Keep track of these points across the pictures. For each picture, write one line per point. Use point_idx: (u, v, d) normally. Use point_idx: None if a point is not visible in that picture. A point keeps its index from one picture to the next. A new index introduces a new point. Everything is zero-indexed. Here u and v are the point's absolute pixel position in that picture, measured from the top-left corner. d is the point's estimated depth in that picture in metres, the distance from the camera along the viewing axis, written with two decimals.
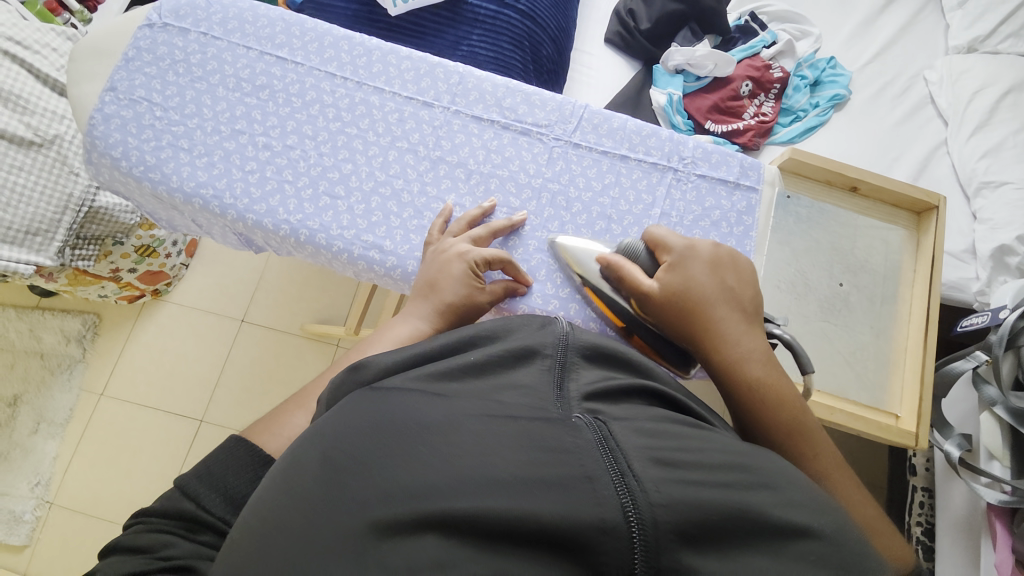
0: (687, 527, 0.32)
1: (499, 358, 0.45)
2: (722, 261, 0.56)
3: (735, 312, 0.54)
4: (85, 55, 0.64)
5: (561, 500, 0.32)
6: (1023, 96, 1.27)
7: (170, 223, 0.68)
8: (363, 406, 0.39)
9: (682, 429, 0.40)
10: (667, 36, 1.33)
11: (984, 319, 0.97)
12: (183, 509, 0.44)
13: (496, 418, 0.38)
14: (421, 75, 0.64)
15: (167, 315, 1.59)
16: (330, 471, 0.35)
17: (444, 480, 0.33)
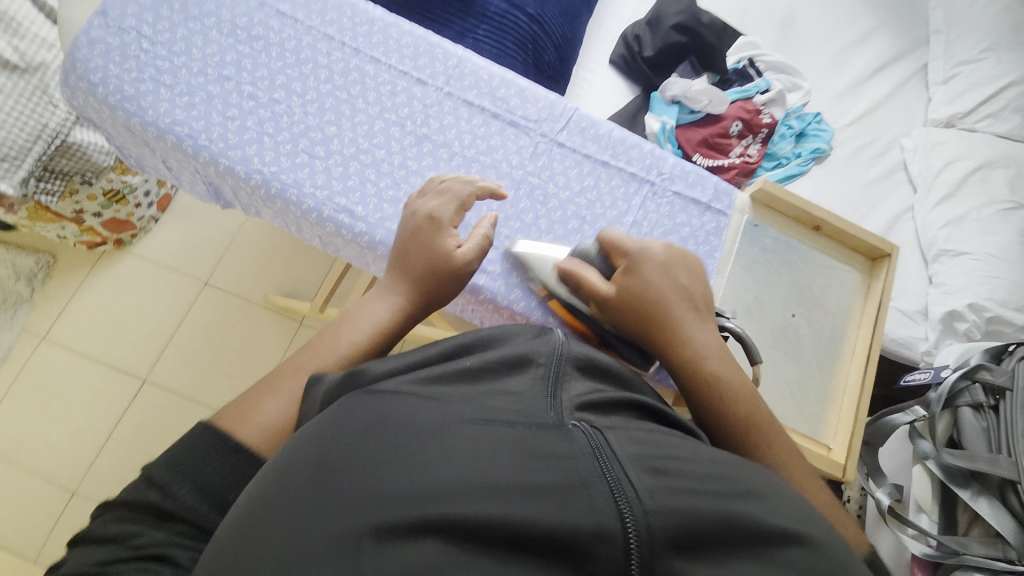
0: (680, 535, 0.33)
1: (495, 367, 0.46)
2: (674, 260, 0.57)
3: (688, 312, 0.55)
4: None
5: (557, 506, 0.33)
6: (991, 174, 1.36)
7: (141, 160, 0.66)
8: (358, 413, 0.39)
9: (669, 440, 0.42)
10: (667, 66, 1.37)
11: (927, 375, 1.02)
12: (150, 499, 0.44)
13: (491, 425, 0.39)
14: (419, 53, 0.65)
15: (127, 267, 1.53)
16: (326, 473, 0.35)
17: (442, 482, 0.33)
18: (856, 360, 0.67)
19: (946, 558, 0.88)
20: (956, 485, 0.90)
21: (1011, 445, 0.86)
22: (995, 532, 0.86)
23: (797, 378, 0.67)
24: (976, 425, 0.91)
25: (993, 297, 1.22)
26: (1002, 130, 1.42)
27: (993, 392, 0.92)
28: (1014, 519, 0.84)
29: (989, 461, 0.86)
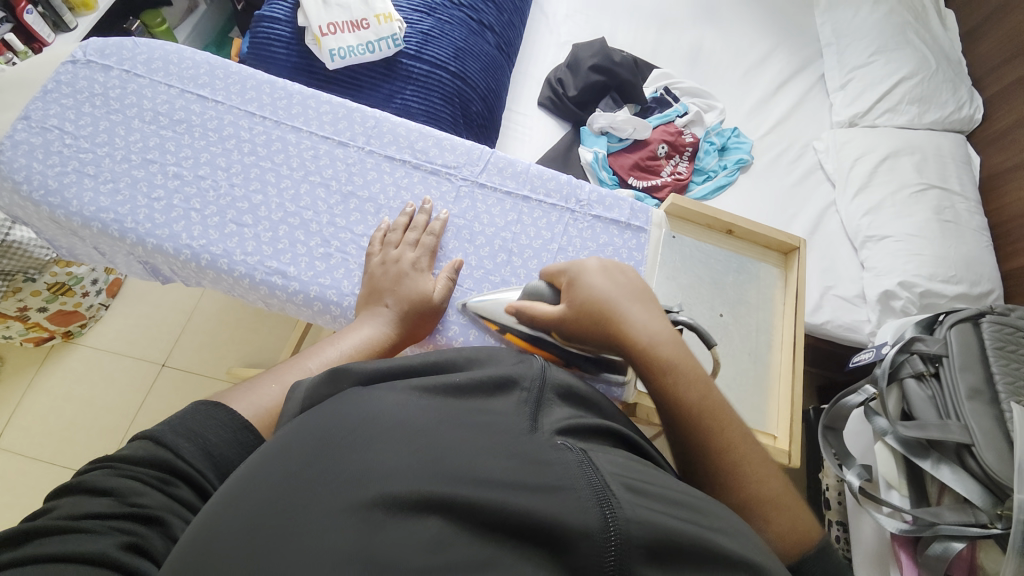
0: (658, 548, 0.33)
1: (474, 386, 0.44)
2: (610, 268, 0.60)
3: (631, 306, 0.56)
4: (11, 88, 0.68)
5: (547, 499, 0.34)
6: (898, 162, 1.46)
7: (73, 250, 0.67)
8: (347, 407, 0.40)
9: (648, 469, 0.41)
10: (591, 102, 1.48)
11: (871, 354, 1.06)
12: (160, 457, 0.44)
13: (476, 427, 0.40)
14: (338, 118, 0.70)
15: (78, 359, 1.49)
16: (320, 456, 0.36)
17: (435, 471, 0.34)
18: (785, 346, 0.71)
19: (922, 531, 0.87)
20: (916, 457, 0.91)
21: (958, 409, 0.90)
22: (963, 497, 0.87)
23: (733, 372, 0.70)
24: (922, 395, 0.95)
25: (920, 272, 1.29)
26: (900, 121, 1.54)
27: (931, 361, 0.96)
28: (976, 480, 0.86)
29: (941, 427, 0.88)
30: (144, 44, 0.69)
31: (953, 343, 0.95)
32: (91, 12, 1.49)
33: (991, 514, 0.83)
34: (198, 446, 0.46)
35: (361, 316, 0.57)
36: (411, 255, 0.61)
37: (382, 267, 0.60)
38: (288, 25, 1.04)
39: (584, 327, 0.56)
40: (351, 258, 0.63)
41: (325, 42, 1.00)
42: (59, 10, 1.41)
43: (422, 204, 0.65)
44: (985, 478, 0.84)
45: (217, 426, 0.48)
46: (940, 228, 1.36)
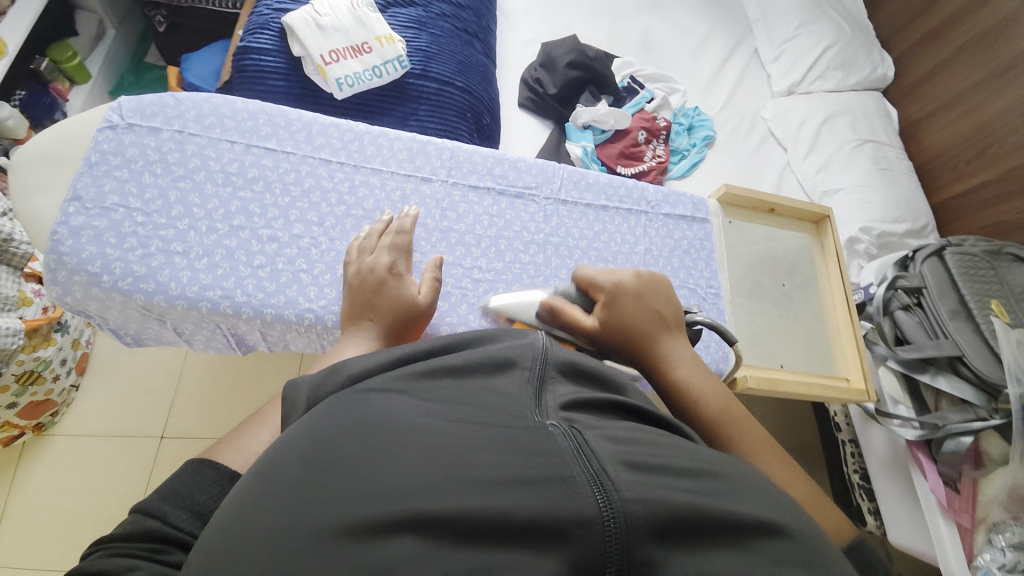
0: (658, 524, 0.33)
1: (479, 367, 0.45)
2: (645, 288, 0.64)
3: (661, 334, 0.62)
4: (34, 163, 0.63)
5: (538, 494, 0.33)
6: (835, 123, 1.67)
7: (140, 334, 0.65)
8: (348, 412, 0.39)
9: (654, 438, 0.40)
10: (571, 98, 1.52)
11: (860, 295, 1.25)
12: (149, 527, 0.40)
13: (472, 426, 0.38)
14: (414, 154, 0.72)
15: (58, 452, 1.30)
16: (308, 475, 0.34)
17: (422, 485, 0.33)
18: (839, 302, 0.86)
19: (934, 432, 1.03)
20: (918, 372, 1.08)
21: (944, 328, 1.07)
22: (961, 399, 1.04)
23: (804, 333, 0.84)
24: (913, 322, 1.11)
25: (874, 218, 1.50)
26: (829, 86, 1.74)
27: (913, 293, 1.14)
28: (970, 383, 1.03)
29: (936, 346, 1.05)
30: (186, 98, 0.66)
31: (928, 276, 1.13)
32: (2, 57, 1.24)
33: (988, 408, 1.00)
34: (190, 510, 0.43)
35: (348, 335, 0.55)
36: (386, 258, 0.60)
37: (359, 276, 0.59)
38: (280, 55, 0.98)
39: (609, 335, 0.62)
40: (468, 293, 0.68)
41: (330, 70, 0.95)
42: None
43: (412, 209, 0.67)
44: (977, 381, 1.01)
45: (208, 485, 0.45)
46: (880, 177, 1.58)
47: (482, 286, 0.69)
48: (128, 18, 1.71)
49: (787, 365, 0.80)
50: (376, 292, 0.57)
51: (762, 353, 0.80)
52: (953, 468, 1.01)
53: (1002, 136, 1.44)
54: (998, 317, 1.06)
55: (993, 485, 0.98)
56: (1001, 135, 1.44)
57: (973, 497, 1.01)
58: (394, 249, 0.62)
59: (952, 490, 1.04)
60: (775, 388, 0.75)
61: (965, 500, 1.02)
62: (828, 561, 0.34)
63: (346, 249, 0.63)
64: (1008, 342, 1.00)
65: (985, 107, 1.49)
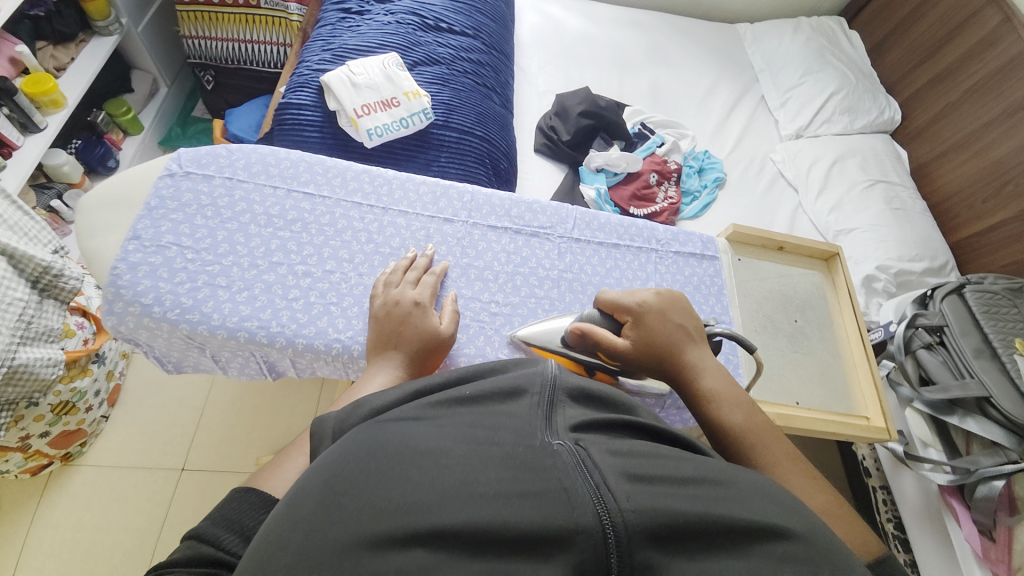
0: (658, 530, 0.35)
1: (490, 394, 0.48)
2: (667, 305, 0.68)
3: (680, 347, 0.65)
4: (100, 206, 0.70)
5: (539, 506, 0.34)
6: (844, 164, 1.71)
7: (181, 361, 0.70)
8: (363, 435, 0.41)
9: (657, 452, 0.42)
10: (584, 144, 1.60)
11: (881, 333, 1.24)
12: (203, 552, 0.42)
13: (480, 445, 0.40)
14: (438, 197, 0.78)
15: (83, 483, 1.33)
16: (327, 497, 0.36)
17: (431, 498, 0.35)
18: (853, 338, 0.87)
19: (965, 478, 0.99)
20: (945, 415, 1.04)
21: (969, 367, 1.04)
22: (992, 442, 1.00)
23: (819, 369, 0.84)
24: (937, 360, 1.09)
25: (890, 256, 1.50)
26: (837, 129, 1.79)
27: (934, 331, 1.12)
28: (999, 426, 0.99)
29: (961, 387, 1.02)
30: (235, 149, 0.74)
31: (949, 313, 1.12)
32: (62, 109, 1.37)
33: (1020, 451, 0.96)
34: (241, 535, 0.45)
35: (374, 365, 0.58)
36: (411, 292, 0.65)
37: (385, 310, 0.63)
38: (317, 109, 1.07)
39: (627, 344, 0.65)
40: (486, 325, 0.71)
41: (361, 122, 1.04)
42: (30, 111, 1.29)
43: (429, 249, 0.72)
44: (1007, 423, 0.98)
45: (250, 510, 0.47)
46: (894, 216, 1.59)
47: (498, 319, 0.72)
48: (179, 77, 1.88)
49: (803, 402, 0.80)
50: (405, 323, 0.61)
51: (779, 389, 0.80)
52: (987, 516, 0.96)
53: (1017, 175, 1.46)
54: None
55: None
56: (1016, 174, 1.46)
57: (1009, 545, 0.95)
58: (423, 287, 0.67)
59: (988, 539, 0.99)
60: (791, 423, 0.76)
61: (1001, 549, 0.96)
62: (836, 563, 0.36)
63: (374, 284, 0.68)
64: None
65: (998, 145, 1.52)
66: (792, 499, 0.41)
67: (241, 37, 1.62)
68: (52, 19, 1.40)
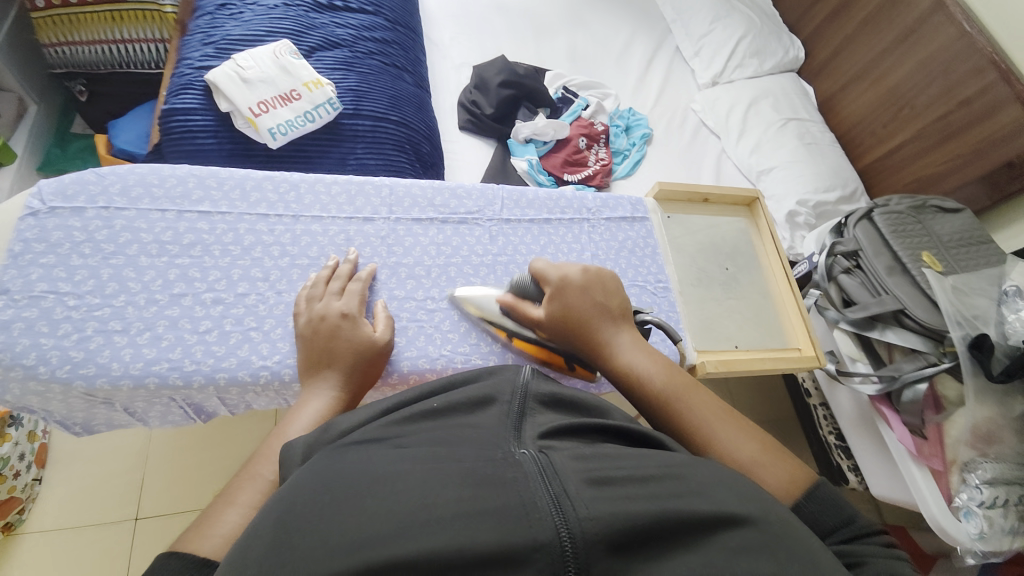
0: (614, 537, 0.34)
1: (460, 405, 0.49)
2: (591, 280, 0.67)
3: (607, 322, 0.64)
4: None
5: (499, 525, 0.34)
6: (759, 106, 1.77)
7: (89, 418, 0.63)
8: (325, 467, 0.40)
9: (619, 453, 0.43)
10: (509, 115, 1.56)
11: (807, 265, 1.33)
12: None
13: (443, 463, 0.39)
14: (353, 196, 0.73)
15: (24, 554, 1.20)
16: (279, 539, 0.34)
17: (388, 529, 0.33)
18: (780, 277, 0.91)
19: (891, 384, 1.08)
20: (866, 331, 1.13)
21: (884, 285, 1.13)
22: (911, 348, 1.09)
23: (753, 312, 0.88)
24: (856, 283, 1.17)
25: (807, 190, 1.59)
26: (749, 72, 1.85)
27: (851, 256, 1.21)
28: (917, 333, 1.08)
29: (879, 303, 1.11)
30: (109, 173, 0.65)
31: (862, 238, 1.20)
32: None
33: (937, 353, 1.05)
34: None
35: (308, 389, 0.55)
36: (338, 303, 0.61)
37: (311, 326, 0.59)
38: (208, 112, 0.97)
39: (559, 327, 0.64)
40: (425, 324, 0.69)
41: (261, 121, 0.96)
42: None
43: (352, 254, 0.68)
44: (922, 330, 1.07)
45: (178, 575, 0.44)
46: (807, 151, 1.67)
47: (436, 316, 0.70)
48: (46, 92, 1.64)
49: (741, 345, 0.84)
50: (336, 339, 0.58)
51: (718, 336, 0.83)
52: (916, 416, 1.06)
53: (912, 98, 1.56)
54: (931, 266, 1.13)
55: (956, 427, 1.03)
56: (911, 98, 1.56)
57: (941, 440, 1.05)
58: (353, 297, 0.63)
59: (920, 438, 1.09)
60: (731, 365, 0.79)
61: (934, 445, 1.06)
62: (789, 539, 0.38)
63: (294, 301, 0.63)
64: (942, 290, 1.07)
65: (894, 71, 1.61)
66: (748, 485, 0.43)
67: (109, 38, 1.43)
68: None
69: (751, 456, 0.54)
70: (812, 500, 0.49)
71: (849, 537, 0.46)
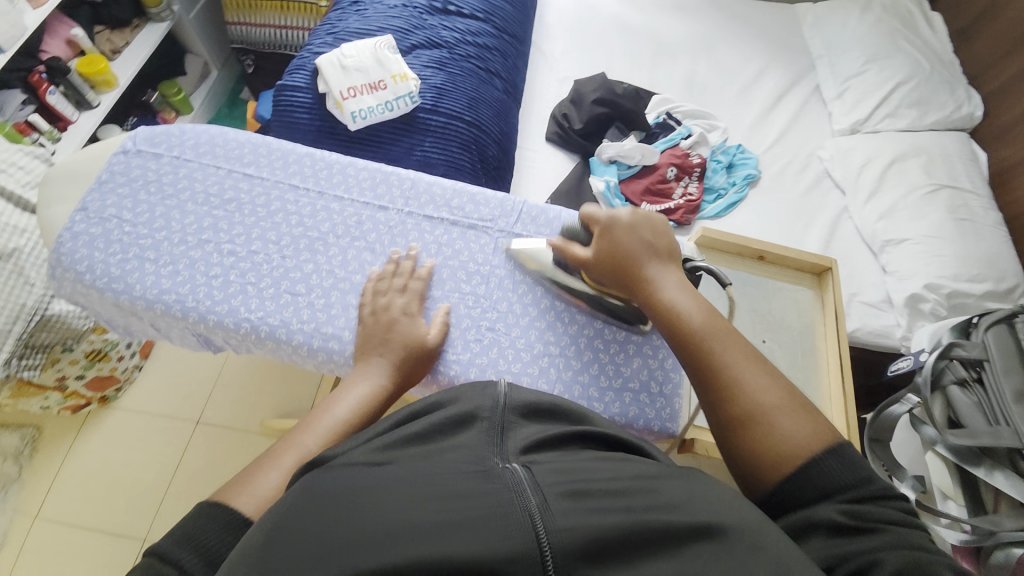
0: (591, 546, 0.35)
1: (440, 427, 0.47)
2: (641, 222, 0.70)
3: (654, 259, 0.67)
4: (64, 178, 0.76)
5: (478, 535, 0.34)
6: (905, 164, 1.48)
7: (127, 327, 0.75)
8: (303, 481, 0.41)
9: (600, 464, 0.43)
10: (599, 133, 1.52)
11: (910, 362, 1.07)
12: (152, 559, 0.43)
13: (424, 472, 0.40)
14: (377, 183, 0.78)
15: (114, 424, 1.48)
16: (260, 550, 0.35)
17: (371, 530, 0.34)
18: None
19: (983, 541, 0.83)
20: (971, 465, 0.88)
21: (1006, 413, 0.87)
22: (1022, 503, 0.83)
23: None
24: (968, 401, 0.92)
25: (944, 273, 1.30)
26: (903, 124, 1.56)
27: (972, 366, 0.95)
28: None
29: (991, 434, 0.86)
30: (189, 130, 0.78)
31: (992, 347, 0.94)
32: (113, 88, 1.53)
33: None
34: None
35: (356, 373, 0.63)
36: (400, 300, 0.68)
37: (373, 316, 0.67)
38: (310, 92, 1.09)
39: (606, 260, 0.69)
40: None
41: (346, 104, 1.06)
42: (82, 88, 1.46)
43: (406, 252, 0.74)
44: None
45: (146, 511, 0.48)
46: (957, 227, 1.36)
47: None
48: (228, 64, 2.00)
49: None
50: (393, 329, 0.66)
51: None
52: None
53: None
54: None
55: None
56: None
57: None
58: (402, 289, 0.70)
59: None
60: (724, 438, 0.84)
61: None
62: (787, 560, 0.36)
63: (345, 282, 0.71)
64: None
65: None
66: (736, 497, 0.42)
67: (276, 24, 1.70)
68: (109, 6, 1.55)
69: (767, 400, 0.55)
70: (823, 454, 0.50)
71: (855, 499, 0.48)
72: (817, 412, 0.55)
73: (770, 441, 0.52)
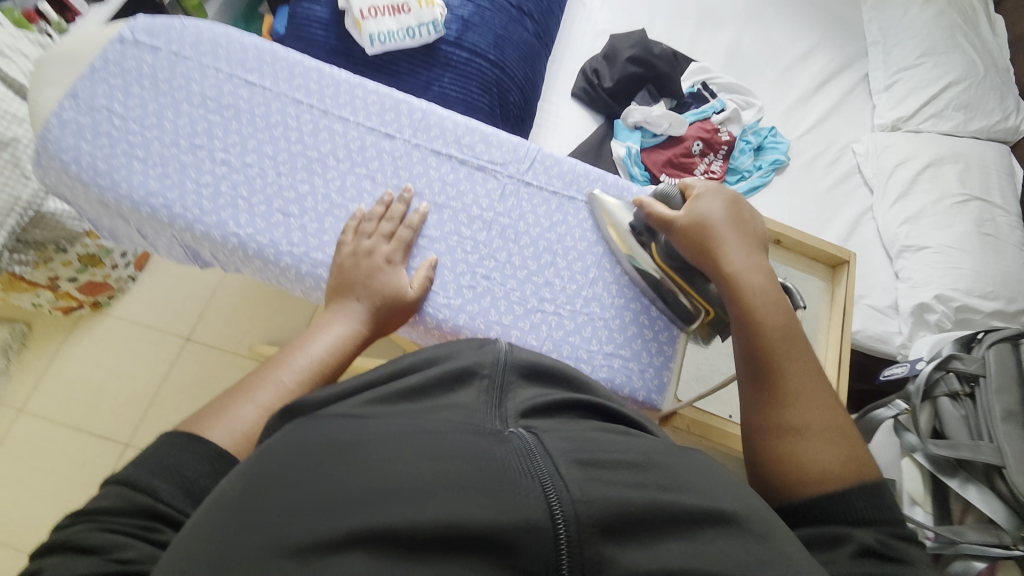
0: (608, 521, 0.33)
1: (439, 382, 0.46)
2: (737, 209, 0.68)
3: (745, 246, 0.66)
4: (51, 60, 0.72)
5: (487, 503, 0.32)
6: (941, 170, 1.41)
7: (114, 229, 0.73)
8: (293, 434, 0.39)
9: (605, 436, 0.41)
10: (628, 94, 1.44)
11: (905, 369, 1.06)
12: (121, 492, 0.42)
13: (422, 432, 0.38)
14: (385, 109, 0.74)
15: (105, 329, 1.49)
16: (247, 502, 0.33)
17: (371, 489, 0.32)
18: None
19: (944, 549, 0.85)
20: (944, 475, 0.88)
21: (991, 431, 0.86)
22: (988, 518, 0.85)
23: None
24: (956, 414, 0.92)
25: (957, 287, 1.26)
26: (946, 128, 1.49)
27: (967, 380, 0.93)
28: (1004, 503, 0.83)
29: (971, 448, 0.86)
30: (191, 25, 0.74)
31: (992, 364, 0.91)
32: None
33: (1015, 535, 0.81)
34: None
35: (333, 312, 0.62)
36: (384, 249, 0.66)
37: (354, 257, 0.65)
38: (327, 6, 1.02)
39: (689, 243, 0.67)
40: None
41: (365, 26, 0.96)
42: None
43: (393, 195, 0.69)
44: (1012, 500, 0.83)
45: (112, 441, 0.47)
46: (980, 242, 1.31)
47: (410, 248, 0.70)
48: None
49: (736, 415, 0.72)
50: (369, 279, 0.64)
51: None
52: None
53: None
54: None
55: None
56: None
57: None
58: (399, 238, 0.67)
59: None
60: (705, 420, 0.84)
61: None
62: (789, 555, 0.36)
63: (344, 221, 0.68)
64: None
65: None
66: (744, 490, 0.41)
67: None
68: None
69: (821, 422, 0.55)
70: (864, 489, 0.50)
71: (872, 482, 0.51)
72: (860, 444, 0.55)
73: (805, 457, 0.53)
